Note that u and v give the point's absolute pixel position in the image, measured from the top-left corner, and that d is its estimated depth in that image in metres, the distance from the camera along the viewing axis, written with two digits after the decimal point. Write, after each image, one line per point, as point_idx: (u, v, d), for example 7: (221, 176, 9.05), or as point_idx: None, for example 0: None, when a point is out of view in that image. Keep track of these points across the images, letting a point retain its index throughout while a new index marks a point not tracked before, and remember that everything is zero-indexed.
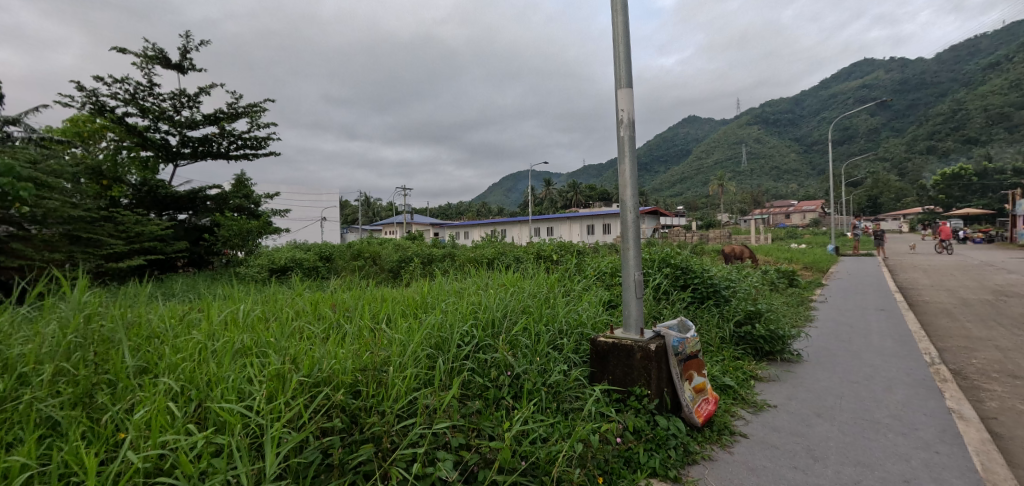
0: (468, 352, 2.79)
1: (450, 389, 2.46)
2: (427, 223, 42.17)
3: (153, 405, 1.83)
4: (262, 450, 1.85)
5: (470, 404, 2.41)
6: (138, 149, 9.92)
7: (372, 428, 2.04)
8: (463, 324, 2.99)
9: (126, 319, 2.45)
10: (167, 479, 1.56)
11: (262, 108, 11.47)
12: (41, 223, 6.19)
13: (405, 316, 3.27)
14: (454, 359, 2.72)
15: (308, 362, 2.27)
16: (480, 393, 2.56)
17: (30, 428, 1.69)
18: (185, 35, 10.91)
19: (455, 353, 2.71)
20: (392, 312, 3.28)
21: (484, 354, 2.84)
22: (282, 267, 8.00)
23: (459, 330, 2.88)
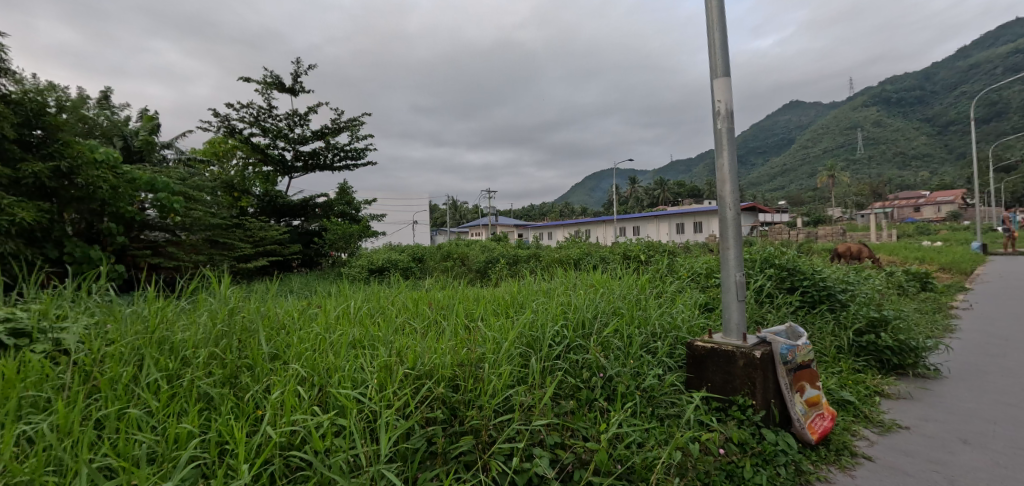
0: (559, 352, 2.80)
1: (544, 388, 2.50)
2: (514, 224, 42.75)
3: (285, 388, 2.06)
4: (375, 434, 2.01)
5: (563, 403, 2.43)
6: (261, 165, 11.21)
7: (472, 421, 2.14)
8: (554, 324, 3.00)
9: (259, 312, 2.78)
10: (299, 454, 1.77)
11: (362, 122, 12.35)
12: (188, 230, 7.17)
13: (496, 315, 3.35)
14: (546, 358, 2.75)
15: (412, 354, 2.42)
16: (573, 393, 2.56)
17: (193, 401, 1.98)
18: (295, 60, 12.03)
19: (547, 352, 2.74)
20: (484, 311, 3.38)
21: (575, 355, 2.84)
22: (381, 267, 8.54)
23: (551, 329, 2.90)
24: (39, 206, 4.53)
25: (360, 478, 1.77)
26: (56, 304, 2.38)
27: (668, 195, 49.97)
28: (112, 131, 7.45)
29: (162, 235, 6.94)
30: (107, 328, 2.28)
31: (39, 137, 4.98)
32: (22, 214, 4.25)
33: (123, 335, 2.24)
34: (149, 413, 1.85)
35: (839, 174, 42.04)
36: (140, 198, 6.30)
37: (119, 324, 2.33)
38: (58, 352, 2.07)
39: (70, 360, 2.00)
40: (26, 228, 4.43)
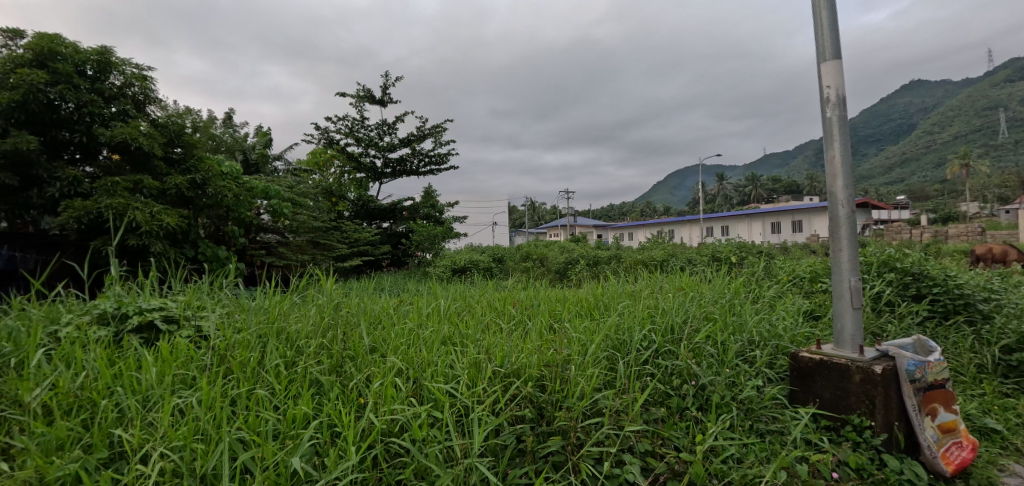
0: (647, 357, 2.70)
1: (633, 392, 2.42)
2: (594, 225, 42.08)
3: (385, 380, 2.19)
4: (467, 428, 2.07)
5: (654, 410, 2.34)
6: (355, 173, 11.99)
7: (560, 420, 2.13)
8: (641, 328, 2.90)
9: (359, 308, 2.97)
10: (400, 442, 1.87)
11: (445, 128, 12.81)
12: (295, 232, 7.83)
13: (581, 316, 3.31)
14: (634, 363, 2.66)
15: (500, 353, 2.46)
16: (662, 400, 2.46)
17: (307, 386, 2.17)
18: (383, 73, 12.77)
19: (634, 356, 2.65)
20: (569, 312, 3.35)
21: (664, 360, 2.71)
22: (463, 267, 8.77)
23: (638, 333, 2.81)
24: (179, 213, 5.18)
25: (456, 468, 1.84)
26: (196, 296, 2.70)
27: (762, 191, 46.58)
28: (234, 146, 8.37)
29: (274, 237, 7.71)
30: (237, 319, 2.55)
31: (179, 154, 5.72)
32: (166, 220, 4.90)
33: (249, 325, 2.50)
34: (272, 395, 2.04)
35: (972, 163, 36.73)
36: (257, 204, 7.02)
37: (245, 315, 2.61)
38: (199, 337, 2.35)
39: (209, 344, 2.26)
40: (170, 233, 5.08)
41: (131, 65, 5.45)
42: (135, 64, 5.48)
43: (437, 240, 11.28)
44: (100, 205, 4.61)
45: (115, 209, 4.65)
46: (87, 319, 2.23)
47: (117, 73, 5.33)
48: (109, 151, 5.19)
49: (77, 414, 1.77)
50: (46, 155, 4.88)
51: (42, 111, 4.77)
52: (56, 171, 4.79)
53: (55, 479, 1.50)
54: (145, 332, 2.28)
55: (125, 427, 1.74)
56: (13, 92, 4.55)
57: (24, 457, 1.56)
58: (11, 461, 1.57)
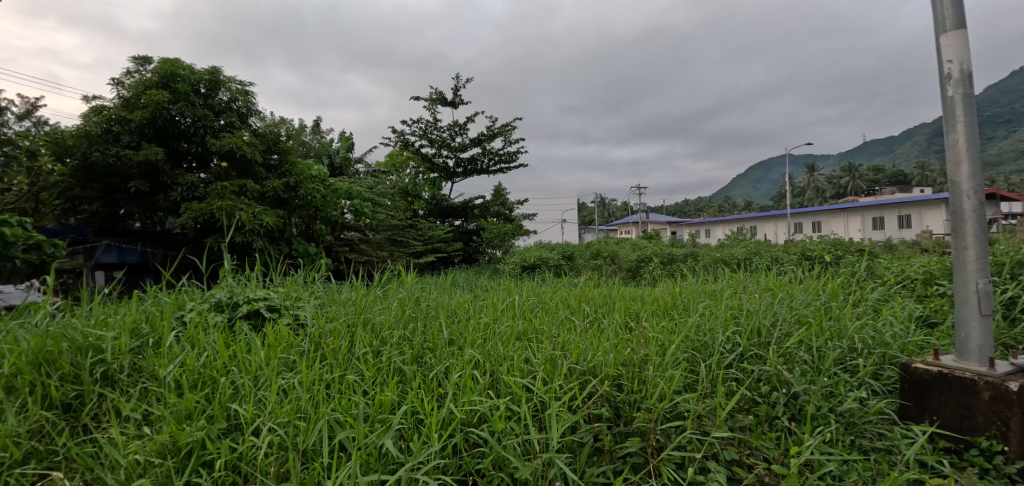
0: (732, 360, 2.56)
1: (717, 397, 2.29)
2: (669, 222, 40.55)
3: (464, 372, 2.25)
4: (544, 423, 2.08)
5: (740, 417, 2.21)
6: (429, 173, 12.40)
7: (639, 422, 2.08)
8: (725, 330, 2.75)
9: (436, 302, 3.06)
10: (480, 433, 1.91)
11: (514, 126, 12.91)
12: (375, 230, 8.24)
13: (658, 316, 3.20)
14: (718, 366, 2.53)
15: (576, 350, 2.45)
16: (749, 407, 2.32)
17: (392, 375, 2.27)
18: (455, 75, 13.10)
19: (718, 359, 2.52)
20: (645, 311, 3.25)
21: (751, 365, 2.55)
22: (532, 264, 8.79)
23: (721, 335, 2.67)
24: (275, 213, 5.62)
25: (534, 461, 1.85)
26: (293, 288, 2.92)
27: (860, 183, 42.52)
28: (321, 151, 8.96)
29: (356, 234, 8.17)
30: (329, 309, 2.73)
31: (275, 160, 6.22)
32: (265, 220, 5.34)
33: (339, 315, 2.67)
34: (361, 380, 2.17)
35: None
36: (342, 204, 7.48)
37: (335, 307, 2.78)
38: (297, 325, 2.54)
39: (306, 331, 2.44)
40: (268, 231, 5.52)
41: (236, 82, 6.00)
42: (239, 81, 6.03)
43: (508, 237, 11.40)
44: (213, 207, 5.13)
45: (224, 210, 5.14)
46: (206, 306, 2.48)
47: (224, 89, 5.88)
48: (218, 159, 5.74)
49: (200, 388, 1.98)
50: (169, 164, 5.50)
51: (166, 126, 5.37)
52: (177, 178, 5.39)
53: (185, 444, 1.70)
54: (252, 318, 2.50)
55: (239, 402, 1.92)
56: (142, 111, 5.16)
57: (161, 423, 1.78)
58: (151, 426, 1.79)
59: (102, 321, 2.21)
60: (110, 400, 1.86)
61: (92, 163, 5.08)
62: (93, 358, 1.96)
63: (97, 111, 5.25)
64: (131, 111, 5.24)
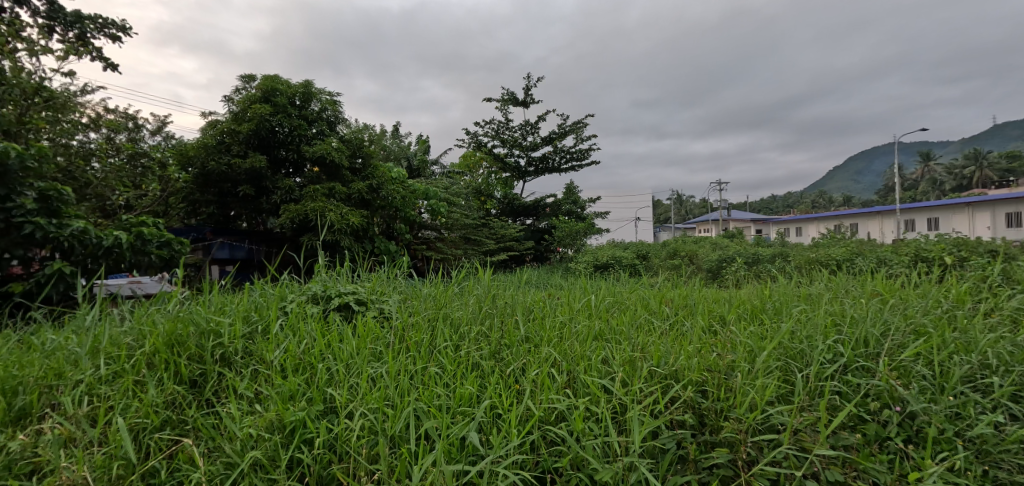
0: (833, 372, 2.37)
1: (816, 410, 2.13)
2: (753, 219, 38.12)
3: (541, 370, 2.27)
4: (624, 425, 2.05)
5: (845, 434, 2.04)
6: (501, 172, 12.59)
7: (727, 431, 2.00)
8: (825, 338, 2.55)
9: (513, 300, 3.11)
10: (560, 433, 1.92)
11: (586, 123, 12.75)
12: (450, 229, 8.50)
13: (746, 320, 3.03)
14: (817, 377, 2.35)
15: (656, 352, 2.39)
16: (854, 424, 2.13)
17: (471, 369, 2.34)
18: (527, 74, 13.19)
19: (817, 369, 2.35)
20: (732, 315, 3.09)
21: (855, 377, 2.35)
22: (605, 263, 8.63)
23: (821, 344, 2.48)
24: (361, 213, 5.99)
25: (615, 464, 1.84)
26: (379, 283, 3.09)
27: (984, 174, 37.49)
28: (401, 154, 9.39)
29: (433, 233, 8.47)
30: (411, 304, 2.87)
31: (360, 164, 6.63)
32: (352, 220, 5.71)
33: (421, 310, 2.79)
34: (443, 373, 2.25)
35: None
36: (420, 204, 7.82)
37: (418, 302, 2.91)
38: (383, 317, 2.69)
39: (391, 324, 2.58)
40: (354, 230, 5.89)
41: (325, 92, 6.44)
42: (329, 92, 6.47)
43: (580, 236, 11.33)
44: (307, 209, 5.57)
45: (317, 211, 5.56)
46: (304, 298, 2.70)
47: (316, 100, 6.35)
48: (311, 164, 6.21)
49: (301, 372, 2.16)
50: (271, 170, 6.04)
51: (268, 136, 5.90)
52: (277, 182, 5.92)
53: (290, 422, 1.87)
54: (344, 310, 2.68)
55: (334, 387, 2.08)
56: (249, 123, 5.70)
57: (270, 402, 1.97)
58: (261, 404, 1.98)
59: (220, 309, 2.49)
60: (227, 379, 2.08)
61: (208, 170, 5.70)
62: (214, 341, 2.21)
63: (212, 125, 5.87)
64: (240, 124, 5.79)
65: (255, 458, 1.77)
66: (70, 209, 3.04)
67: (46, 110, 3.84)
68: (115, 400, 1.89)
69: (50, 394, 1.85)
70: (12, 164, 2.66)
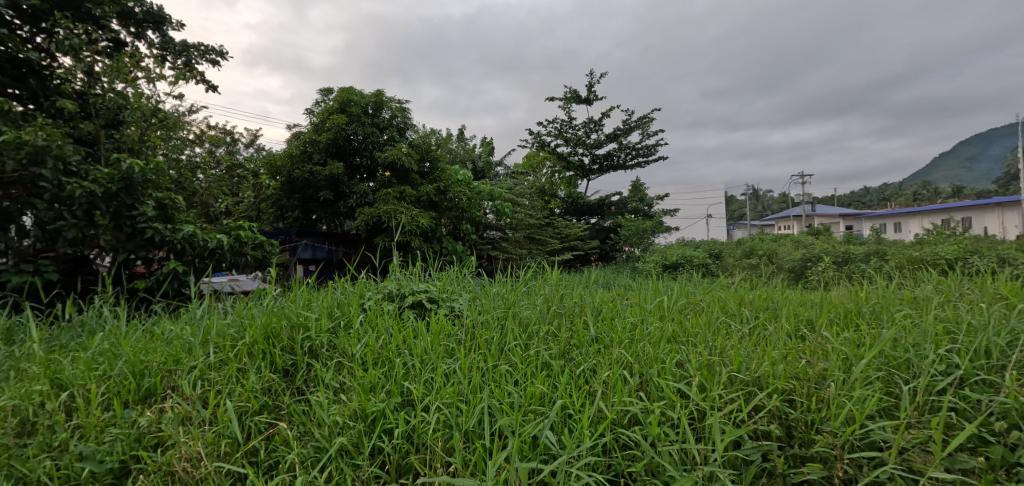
0: (947, 385, 2.15)
1: (924, 427, 1.95)
2: (840, 213, 35.27)
3: (612, 372, 2.25)
4: (703, 434, 1.99)
5: (962, 455, 1.84)
6: (565, 171, 12.54)
7: (820, 446, 1.89)
8: (936, 348, 2.33)
9: (582, 300, 3.11)
10: (635, 437, 1.90)
11: (651, 118, 12.42)
12: (515, 229, 8.60)
13: (837, 325, 2.83)
14: (925, 390, 2.15)
15: (736, 357, 2.30)
16: (972, 445, 1.91)
17: (541, 368, 2.37)
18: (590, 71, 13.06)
19: (925, 381, 2.14)
20: (821, 318, 2.90)
21: (973, 392, 2.12)
22: (675, 263, 8.34)
23: (929, 353, 2.26)
24: (429, 214, 6.21)
25: (693, 473, 1.80)
26: (449, 282, 3.20)
27: None
28: (466, 157, 9.62)
29: (497, 234, 8.60)
30: (481, 303, 2.95)
31: (428, 167, 6.88)
32: (421, 221, 5.94)
33: (490, 309, 2.86)
34: (513, 371, 2.30)
35: None
36: (485, 205, 7.98)
37: (487, 300, 2.99)
38: (453, 315, 2.78)
39: (462, 322, 2.66)
40: (424, 231, 6.12)
41: (396, 100, 6.75)
42: (399, 100, 6.77)
43: (647, 234, 11.04)
44: (380, 211, 5.87)
45: (389, 214, 5.84)
46: (381, 296, 2.85)
47: (387, 108, 6.66)
48: (383, 170, 6.52)
49: (380, 366, 2.29)
50: (347, 176, 6.42)
51: (345, 144, 6.28)
52: (353, 187, 6.31)
53: (371, 412, 1.98)
54: (417, 307, 2.80)
55: (410, 381, 2.18)
56: (328, 133, 6.10)
57: (354, 392, 2.10)
58: (344, 394, 2.12)
59: (308, 305, 2.69)
60: (315, 370, 2.25)
61: (293, 178, 6.16)
62: (303, 334, 2.40)
63: (296, 136, 6.33)
64: (320, 134, 6.20)
65: (342, 444, 1.90)
66: (182, 215, 3.41)
67: (161, 129, 4.30)
68: (222, 385, 2.10)
69: (170, 377, 2.09)
70: (137, 178, 3.02)
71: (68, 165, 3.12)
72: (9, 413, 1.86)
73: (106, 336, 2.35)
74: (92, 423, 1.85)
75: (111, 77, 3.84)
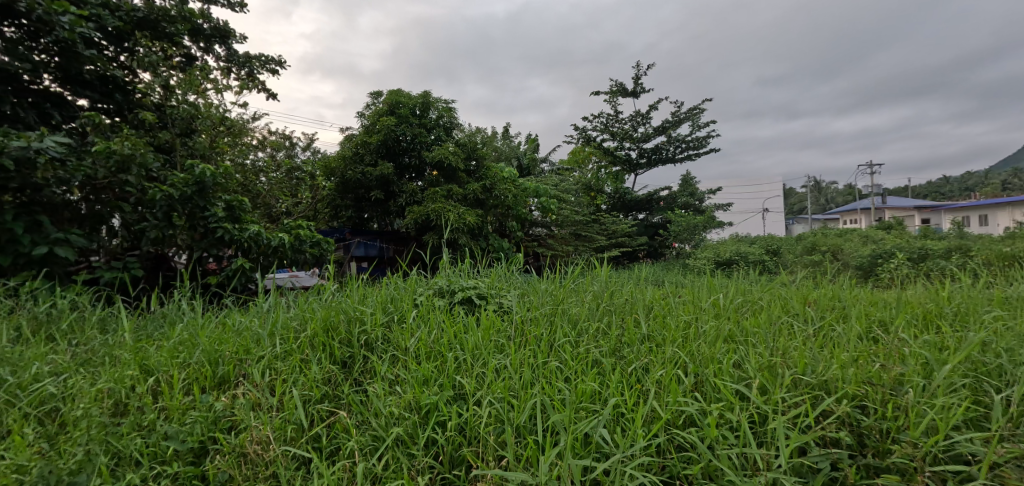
0: None
1: (1020, 442, 1.80)
2: (912, 205, 32.90)
3: (665, 370, 2.21)
4: (765, 439, 1.93)
5: None
6: (611, 166, 12.37)
7: (896, 456, 1.79)
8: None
9: (632, 298, 3.07)
10: (693, 439, 1.87)
11: (702, 108, 12.03)
12: (561, 226, 8.58)
13: (912, 326, 2.66)
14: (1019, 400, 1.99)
15: (800, 359, 2.20)
16: None
17: (591, 365, 2.37)
18: (636, 63, 12.79)
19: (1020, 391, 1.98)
20: (894, 319, 2.73)
21: None
22: (728, 260, 8.05)
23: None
24: (476, 212, 6.31)
25: (754, 478, 1.75)
26: (497, 279, 3.24)
27: None
28: (511, 155, 9.66)
29: (544, 231, 8.60)
30: (530, 299, 2.97)
31: (474, 166, 6.99)
32: (468, 219, 6.04)
33: (539, 305, 2.87)
34: (564, 368, 2.30)
35: None
36: (531, 202, 8.00)
37: (536, 297, 3.01)
38: (502, 311, 2.82)
39: (512, 318, 2.70)
40: (471, 228, 6.22)
41: (442, 101, 6.89)
42: (445, 100, 6.91)
43: (698, 230, 10.73)
44: (429, 210, 6.02)
45: (437, 212, 5.98)
46: (432, 292, 2.92)
47: (434, 109, 6.82)
48: (431, 169, 6.67)
49: (433, 360, 2.36)
50: (397, 175, 6.62)
51: (394, 145, 6.47)
52: (403, 186, 6.50)
53: (425, 404, 2.05)
54: (467, 303, 2.86)
55: (462, 375, 2.24)
56: (378, 135, 6.30)
57: (408, 384, 2.18)
58: (399, 386, 2.20)
59: (364, 300, 2.80)
60: (371, 362, 2.35)
61: (347, 179, 6.42)
62: (360, 328, 2.51)
63: (349, 138, 6.58)
64: (371, 136, 6.40)
65: (398, 434, 1.97)
66: (248, 216, 3.62)
67: (228, 135, 4.60)
68: (287, 374, 2.23)
69: (241, 366, 2.25)
70: (208, 181, 3.24)
71: (150, 171, 3.39)
72: (105, 395, 2.05)
73: (185, 327, 2.55)
74: (175, 406, 2.02)
75: (184, 89, 4.12)
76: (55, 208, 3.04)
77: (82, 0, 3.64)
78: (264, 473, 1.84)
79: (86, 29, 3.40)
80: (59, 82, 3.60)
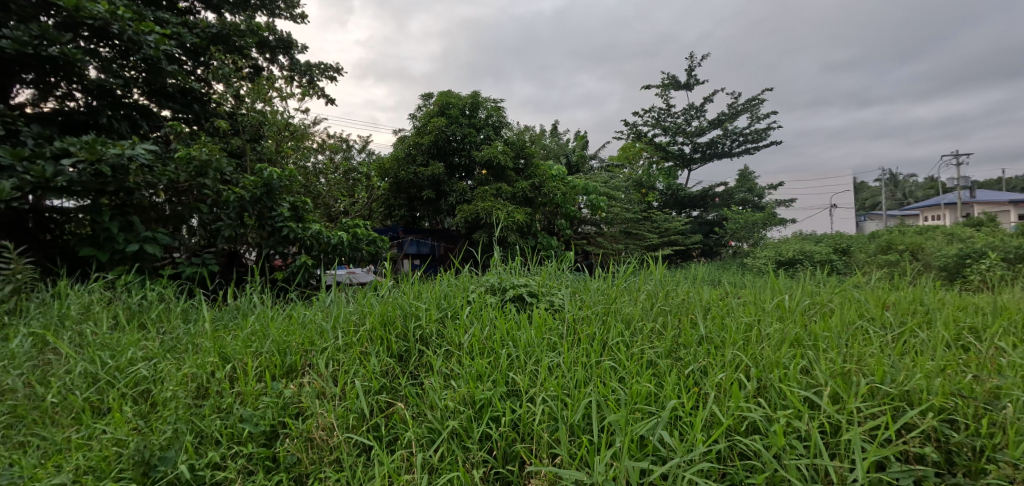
0: None
1: None
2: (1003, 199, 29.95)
3: (727, 374, 2.13)
4: (838, 451, 1.82)
5: None
6: (663, 162, 12.05)
7: (992, 477, 1.65)
8: None
9: (687, 298, 2.98)
10: (759, 447, 1.80)
11: (761, 99, 11.50)
12: (610, 224, 8.45)
13: (1006, 334, 2.44)
14: None
15: (877, 366, 2.06)
16: None
17: (646, 366, 2.32)
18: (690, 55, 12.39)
19: None
20: (986, 326, 2.51)
21: None
22: (791, 260, 7.63)
23: None
24: (525, 210, 6.32)
25: None
26: (548, 277, 3.23)
27: None
28: (560, 152, 9.61)
29: (593, 229, 8.48)
30: (582, 298, 2.95)
31: (523, 164, 7.02)
32: (517, 217, 6.07)
33: (592, 304, 2.84)
34: (619, 368, 2.27)
35: None
36: (580, 200, 7.92)
37: (588, 295, 2.97)
38: (553, 309, 2.82)
39: (564, 317, 2.69)
40: (520, 226, 6.25)
41: (491, 100, 6.96)
42: (494, 99, 6.97)
43: (757, 228, 10.24)
44: (478, 208, 6.08)
45: (487, 210, 6.04)
46: (484, 289, 2.95)
47: (483, 108, 6.89)
48: (481, 168, 6.75)
49: (486, 355, 2.38)
50: (447, 174, 6.74)
51: (445, 145, 6.59)
52: (453, 185, 6.62)
53: (479, 399, 2.08)
54: (518, 301, 2.87)
55: (515, 372, 2.25)
56: (430, 135, 6.44)
57: (463, 379, 2.22)
58: (454, 380, 2.24)
59: (419, 296, 2.87)
60: (426, 356, 2.41)
61: (400, 179, 6.60)
62: (415, 323, 2.58)
63: (402, 139, 6.77)
64: (422, 137, 6.55)
65: (454, 427, 2.01)
66: (310, 215, 3.79)
67: (292, 140, 4.84)
68: (348, 365, 2.32)
69: (307, 356, 2.37)
70: (275, 184, 3.42)
71: (224, 175, 3.63)
72: (189, 379, 2.21)
73: (257, 318, 2.71)
74: (249, 391, 2.15)
75: (252, 98, 4.38)
76: (144, 210, 3.31)
77: (166, 20, 3.99)
78: (329, 458, 1.94)
79: (168, 46, 3.68)
80: (146, 95, 3.91)
